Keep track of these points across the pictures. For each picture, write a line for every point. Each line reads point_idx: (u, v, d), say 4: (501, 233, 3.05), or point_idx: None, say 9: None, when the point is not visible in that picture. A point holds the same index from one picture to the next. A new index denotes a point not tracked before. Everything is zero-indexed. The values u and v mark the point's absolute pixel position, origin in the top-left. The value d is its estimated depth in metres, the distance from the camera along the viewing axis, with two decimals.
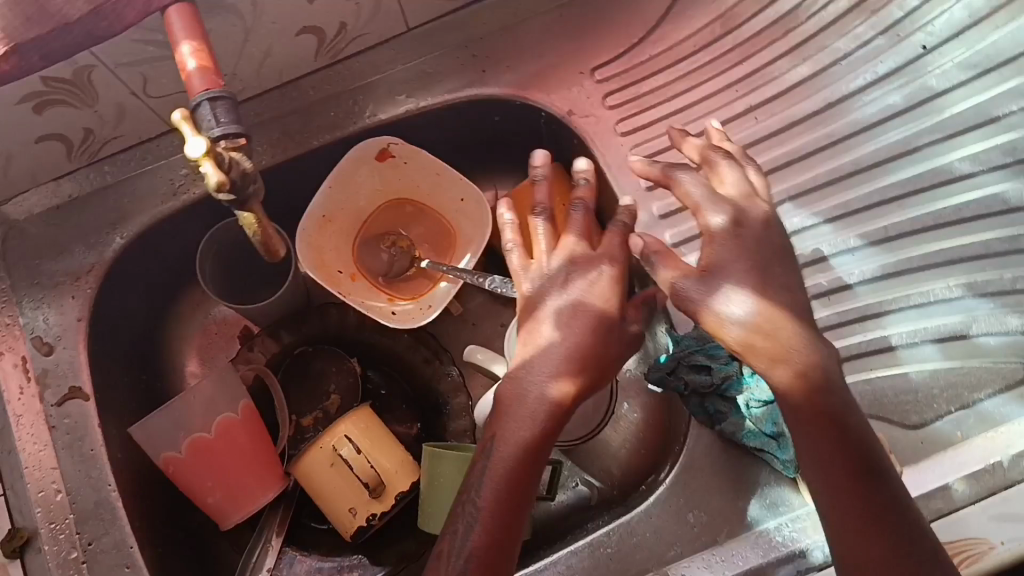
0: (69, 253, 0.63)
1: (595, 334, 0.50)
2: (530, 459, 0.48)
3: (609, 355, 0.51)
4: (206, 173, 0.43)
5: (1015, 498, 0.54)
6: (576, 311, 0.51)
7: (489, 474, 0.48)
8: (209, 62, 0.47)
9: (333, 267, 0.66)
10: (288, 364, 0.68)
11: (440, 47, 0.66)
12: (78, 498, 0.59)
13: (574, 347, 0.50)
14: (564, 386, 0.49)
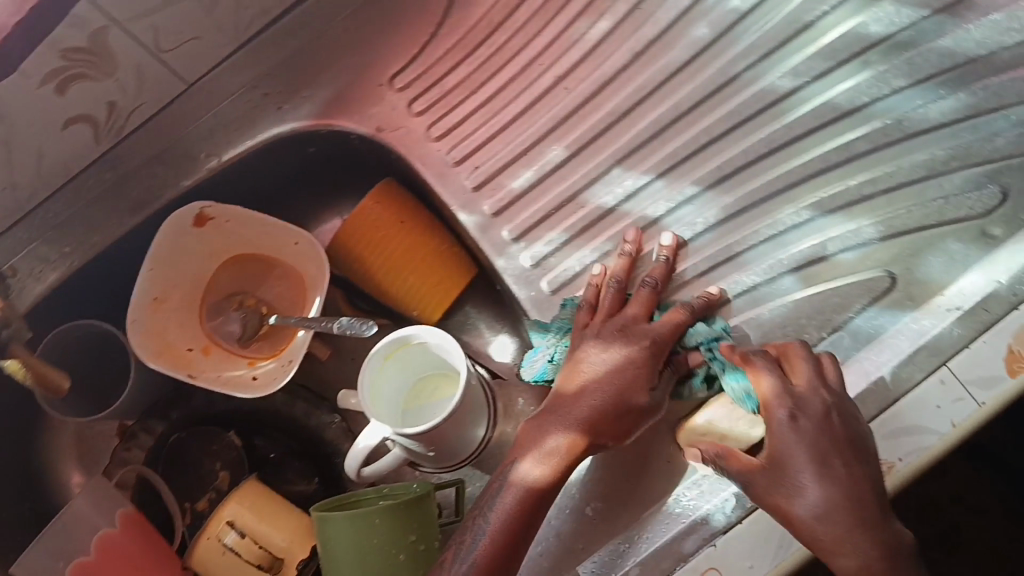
0: None
1: (629, 387, 0.53)
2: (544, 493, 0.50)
3: (636, 413, 0.52)
4: None
5: (903, 411, 0.48)
6: (616, 367, 0.53)
7: (498, 506, 0.50)
8: None
9: (181, 346, 0.64)
10: (168, 449, 0.66)
11: (229, 95, 0.63)
12: None
13: (598, 399, 0.52)
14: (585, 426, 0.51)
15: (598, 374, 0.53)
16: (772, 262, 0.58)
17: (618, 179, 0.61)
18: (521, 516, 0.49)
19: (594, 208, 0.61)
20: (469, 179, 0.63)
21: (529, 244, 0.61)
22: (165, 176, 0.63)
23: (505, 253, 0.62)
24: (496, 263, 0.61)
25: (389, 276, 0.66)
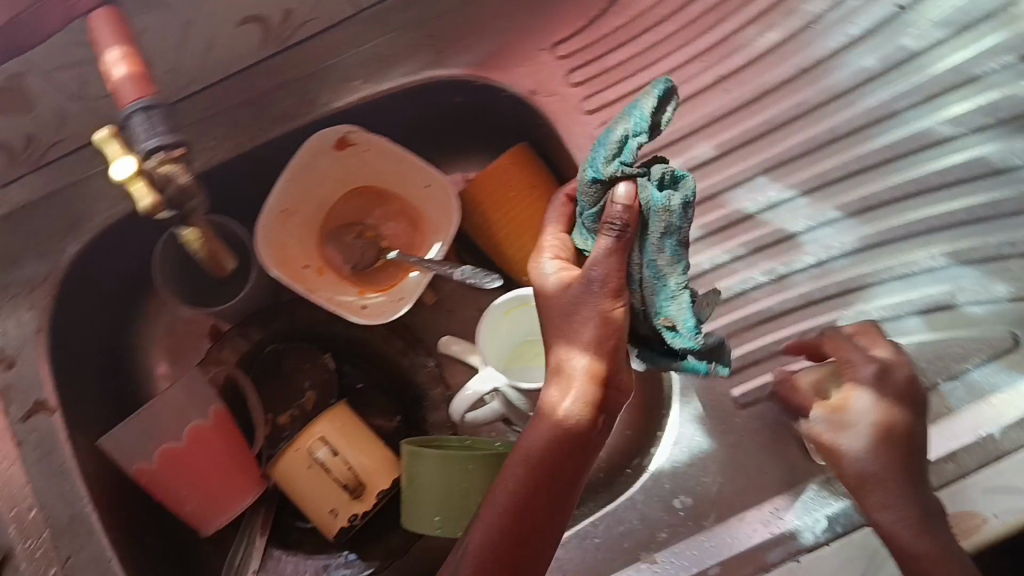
0: (21, 261, 0.61)
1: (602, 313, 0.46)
2: (548, 466, 0.46)
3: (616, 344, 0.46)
4: (138, 197, 0.45)
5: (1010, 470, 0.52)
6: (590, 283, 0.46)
7: (504, 484, 0.47)
8: (140, 64, 0.45)
9: (297, 263, 0.65)
10: (261, 358, 0.67)
11: (393, 28, 0.63)
12: (52, 514, 0.58)
13: (591, 381, 0.47)
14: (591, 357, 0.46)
15: (558, 309, 0.47)
16: (903, 300, 0.58)
17: (762, 188, 0.61)
18: (523, 515, 0.46)
19: (734, 210, 0.61)
20: None
21: None
22: (313, 94, 0.63)
23: None
24: None
25: (508, 238, 0.66)
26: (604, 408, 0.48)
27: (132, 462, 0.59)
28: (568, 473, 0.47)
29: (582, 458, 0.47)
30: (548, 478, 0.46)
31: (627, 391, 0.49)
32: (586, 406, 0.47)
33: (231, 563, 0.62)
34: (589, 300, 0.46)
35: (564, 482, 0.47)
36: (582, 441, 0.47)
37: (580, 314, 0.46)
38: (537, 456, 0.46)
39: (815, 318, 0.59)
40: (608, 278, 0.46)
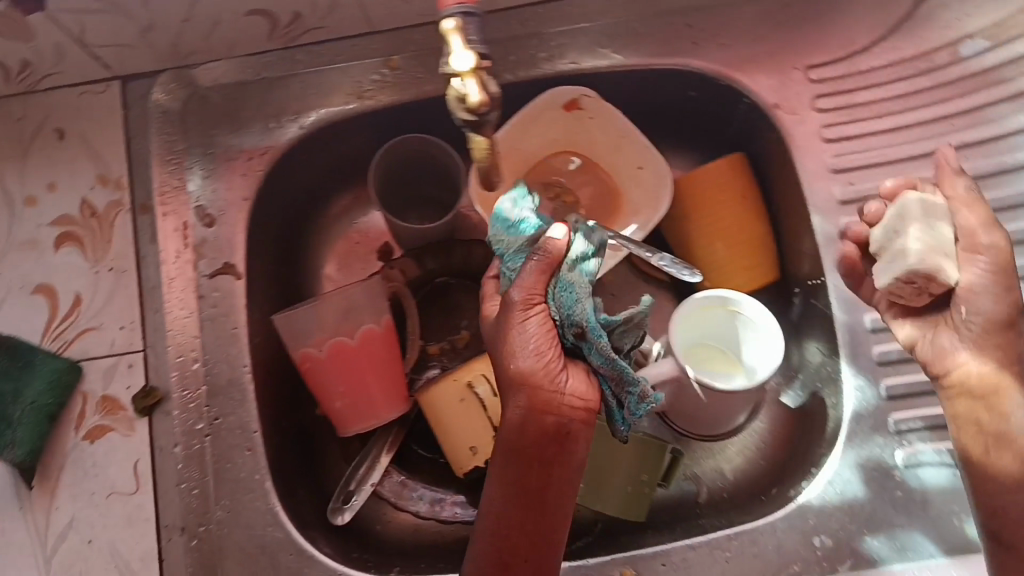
0: (246, 129, 0.63)
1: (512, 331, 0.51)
2: (520, 465, 0.52)
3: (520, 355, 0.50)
4: (468, 91, 0.40)
5: None
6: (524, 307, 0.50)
7: (492, 479, 0.53)
8: None
9: (495, 205, 0.65)
10: (428, 288, 0.70)
11: (655, 8, 0.63)
12: (214, 372, 0.59)
13: (522, 387, 0.51)
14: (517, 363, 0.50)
15: (516, 329, 0.51)
16: None
17: None
18: (523, 494, 0.53)
19: None
20: (838, 191, 0.62)
21: None
22: (562, 48, 0.63)
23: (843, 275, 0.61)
24: (829, 277, 0.61)
25: (701, 240, 0.66)
26: (554, 412, 0.51)
27: (298, 345, 0.61)
28: (554, 465, 0.53)
29: (544, 458, 0.52)
30: (539, 465, 0.52)
31: (589, 401, 0.52)
32: (545, 411, 0.51)
33: (355, 472, 0.65)
34: (513, 316, 0.51)
35: (551, 471, 0.53)
36: (561, 438, 0.52)
37: (526, 328, 0.51)
38: (528, 447, 0.52)
39: None
40: (537, 308, 0.51)
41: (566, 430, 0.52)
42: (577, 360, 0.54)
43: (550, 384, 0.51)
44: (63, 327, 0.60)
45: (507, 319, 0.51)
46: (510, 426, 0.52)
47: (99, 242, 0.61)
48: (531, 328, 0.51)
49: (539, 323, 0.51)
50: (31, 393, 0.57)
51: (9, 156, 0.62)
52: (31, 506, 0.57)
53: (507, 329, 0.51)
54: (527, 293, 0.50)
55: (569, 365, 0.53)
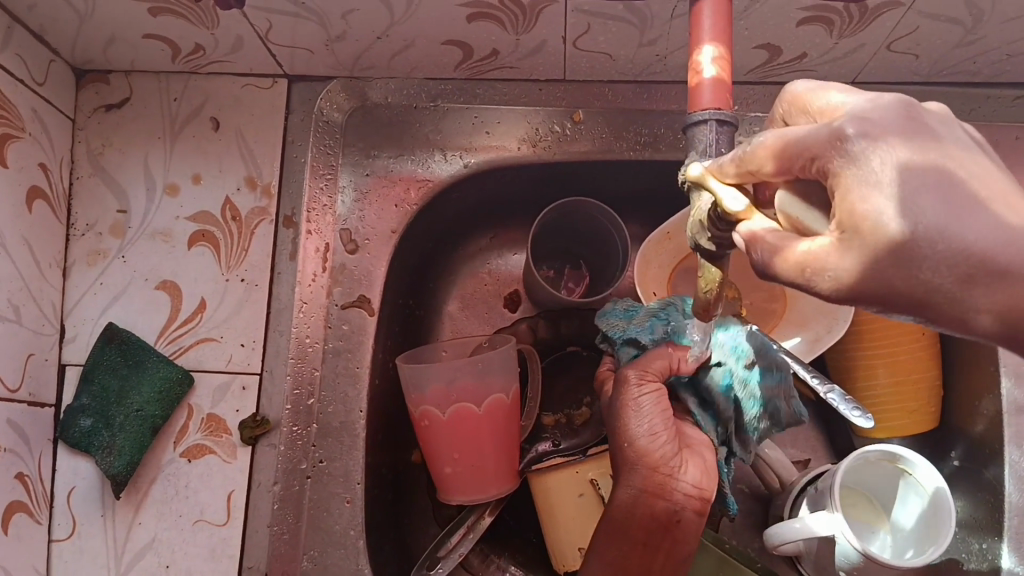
0: (409, 155, 0.58)
1: (625, 408, 0.48)
2: (629, 548, 0.48)
3: (636, 435, 0.47)
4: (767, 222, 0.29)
5: None
6: (638, 384, 0.48)
7: (597, 559, 0.49)
8: (728, 75, 0.38)
9: (649, 287, 0.60)
10: (556, 355, 0.65)
11: None
12: (328, 410, 0.55)
13: (632, 467, 0.47)
14: (639, 443, 0.47)
15: (637, 409, 0.48)
16: None
17: None
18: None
19: None
20: None
21: None
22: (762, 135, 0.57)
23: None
24: (1008, 450, 0.54)
25: (864, 366, 0.60)
26: (665, 497, 0.47)
27: (419, 399, 0.56)
28: (657, 555, 0.48)
29: (662, 544, 0.47)
30: (641, 554, 0.48)
31: (707, 491, 0.47)
32: (653, 497, 0.47)
33: (447, 538, 0.59)
34: (628, 391, 0.48)
35: (654, 561, 0.48)
36: (670, 527, 0.47)
37: (641, 403, 0.48)
38: (629, 533, 0.47)
39: None
40: (654, 385, 0.48)
41: (677, 520, 0.47)
42: (699, 447, 0.49)
43: (666, 469, 0.47)
44: (181, 331, 0.56)
45: (620, 394, 0.48)
46: (615, 507, 0.48)
47: (235, 248, 0.57)
48: (646, 405, 0.47)
49: (658, 402, 0.48)
50: (139, 398, 0.54)
51: (158, 136, 0.58)
52: (115, 516, 0.54)
53: (620, 403, 0.48)
54: (641, 368, 0.48)
55: (689, 450, 0.48)
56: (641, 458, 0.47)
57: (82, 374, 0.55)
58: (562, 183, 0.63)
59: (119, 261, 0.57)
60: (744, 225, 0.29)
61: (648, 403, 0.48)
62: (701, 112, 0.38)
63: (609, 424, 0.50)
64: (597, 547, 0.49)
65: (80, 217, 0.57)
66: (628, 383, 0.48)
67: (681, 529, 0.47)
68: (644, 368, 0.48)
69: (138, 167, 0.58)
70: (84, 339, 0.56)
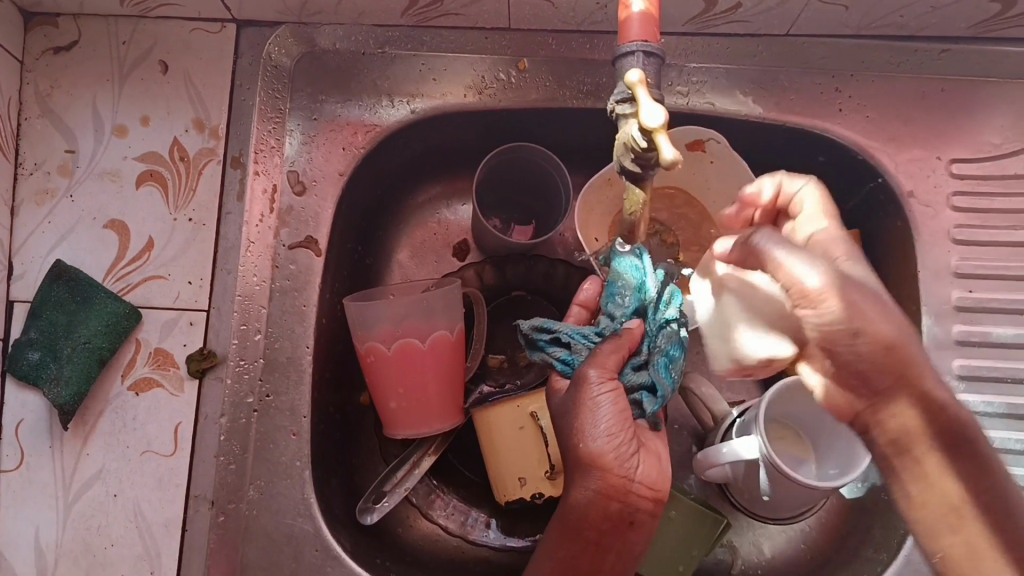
0: (356, 101, 0.60)
1: (583, 410, 0.48)
2: (579, 547, 0.50)
3: (594, 437, 0.48)
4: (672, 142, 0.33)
5: None
6: (600, 386, 0.48)
7: (545, 551, 0.51)
8: (654, 11, 0.41)
9: (591, 231, 0.62)
10: (502, 300, 0.68)
11: (803, 65, 0.60)
12: (274, 345, 0.57)
13: (589, 469, 0.49)
14: (598, 446, 0.48)
15: (597, 408, 0.48)
16: None
17: None
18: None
19: None
20: (956, 295, 0.57)
21: (970, 391, 0.56)
22: (702, 84, 0.60)
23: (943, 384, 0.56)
24: None
25: None
26: (618, 497, 0.49)
27: (366, 335, 0.58)
28: (609, 550, 0.51)
29: (610, 543, 0.50)
30: (593, 551, 0.50)
31: (659, 492, 0.50)
32: (608, 497, 0.49)
33: (393, 472, 0.62)
34: (587, 391, 0.48)
35: (605, 558, 0.51)
36: (623, 524, 0.50)
37: (601, 406, 0.48)
38: (586, 529, 0.50)
39: None
40: (614, 386, 0.48)
41: (629, 518, 0.50)
42: (653, 443, 0.51)
43: (620, 470, 0.49)
44: (129, 269, 0.57)
45: (580, 392, 0.48)
46: (573, 508, 0.50)
47: (183, 189, 0.58)
48: (605, 407, 0.48)
49: (617, 407, 0.48)
50: (87, 332, 0.55)
51: (107, 80, 0.59)
52: (63, 447, 0.55)
53: (583, 404, 0.48)
54: (602, 367, 0.48)
55: (643, 448, 0.50)
56: (595, 461, 0.48)
57: (30, 311, 0.55)
58: (509, 131, 0.65)
59: (67, 201, 0.58)
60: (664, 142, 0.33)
61: (606, 405, 0.48)
62: (628, 44, 0.41)
63: (564, 423, 0.50)
64: (546, 540, 0.51)
65: (29, 157, 0.58)
66: (590, 384, 0.48)
67: (633, 528, 0.50)
68: (609, 371, 0.48)
69: (87, 110, 0.59)
70: (32, 277, 0.57)
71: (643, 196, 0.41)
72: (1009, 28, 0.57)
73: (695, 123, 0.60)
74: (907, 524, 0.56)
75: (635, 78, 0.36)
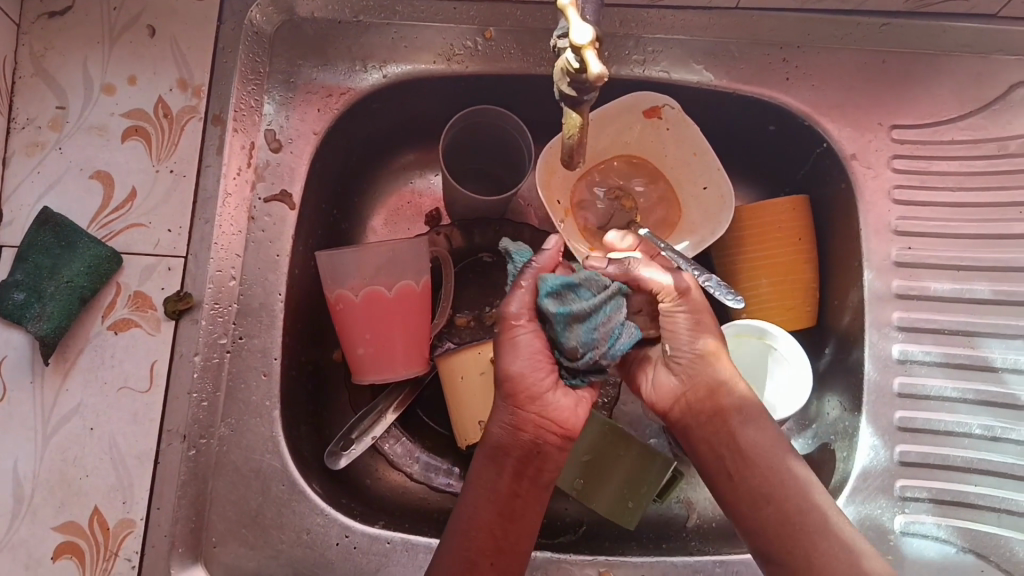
0: (332, 66, 0.64)
1: (507, 345, 0.52)
2: (501, 478, 0.51)
3: (514, 368, 0.51)
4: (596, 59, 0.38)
5: None
6: (521, 321, 0.52)
7: (471, 486, 0.52)
8: None
9: (554, 194, 0.65)
10: (468, 261, 0.70)
11: (755, 37, 0.63)
12: (247, 291, 0.60)
13: (508, 399, 0.52)
14: (519, 377, 0.51)
15: (518, 342, 0.52)
16: None
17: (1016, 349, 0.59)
18: (493, 504, 0.51)
19: (978, 355, 0.59)
20: (895, 251, 0.61)
21: (909, 342, 0.60)
22: (657, 54, 0.63)
23: (883, 334, 0.60)
24: (868, 333, 0.60)
25: (749, 270, 0.65)
26: (531, 429, 0.52)
27: (336, 284, 0.61)
28: (526, 481, 0.52)
29: (528, 475, 0.52)
30: (510, 478, 0.51)
31: (569, 428, 0.52)
32: (523, 428, 0.52)
33: (360, 421, 0.64)
34: (511, 326, 0.52)
35: (523, 487, 0.52)
36: (534, 456, 0.52)
37: (522, 340, 0.51)
38: (506, 455, 0.51)
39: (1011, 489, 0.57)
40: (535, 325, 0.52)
41: (539, 450, 0.52)
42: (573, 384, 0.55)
43: (535, 400, 0.52)
44: (112, 217, 0.60)
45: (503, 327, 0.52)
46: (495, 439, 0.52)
47: (166, 143, 0.61)
48: (526, 338, 0.52)
49: (539, 343, 0.52)
50: (70, 273, 0.57)
51: (98, 42, 0.63)
52: (44, 382, 0.57)
53: (507, 340, 0.52)
54: (524, 305, 0.52)
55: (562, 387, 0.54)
56: (518, 392, 0.52)
57: (17, 254, 0.58)
58: (478, 101, 0.69)
59: (56, 152, 0.61)
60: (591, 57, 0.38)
61: (525, 338, 0.52)
62: None
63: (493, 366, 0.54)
64: (472, 476, 0.52)
65: (21, 112, 0.61)
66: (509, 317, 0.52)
67: (545, 462, 0.52)
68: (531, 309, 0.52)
69: (78, 69, 0.62)
70: (20, 222, 0.60)
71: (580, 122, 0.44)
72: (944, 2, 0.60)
73: (648, 90, 0.64)
74: (848, 467, 0.59)
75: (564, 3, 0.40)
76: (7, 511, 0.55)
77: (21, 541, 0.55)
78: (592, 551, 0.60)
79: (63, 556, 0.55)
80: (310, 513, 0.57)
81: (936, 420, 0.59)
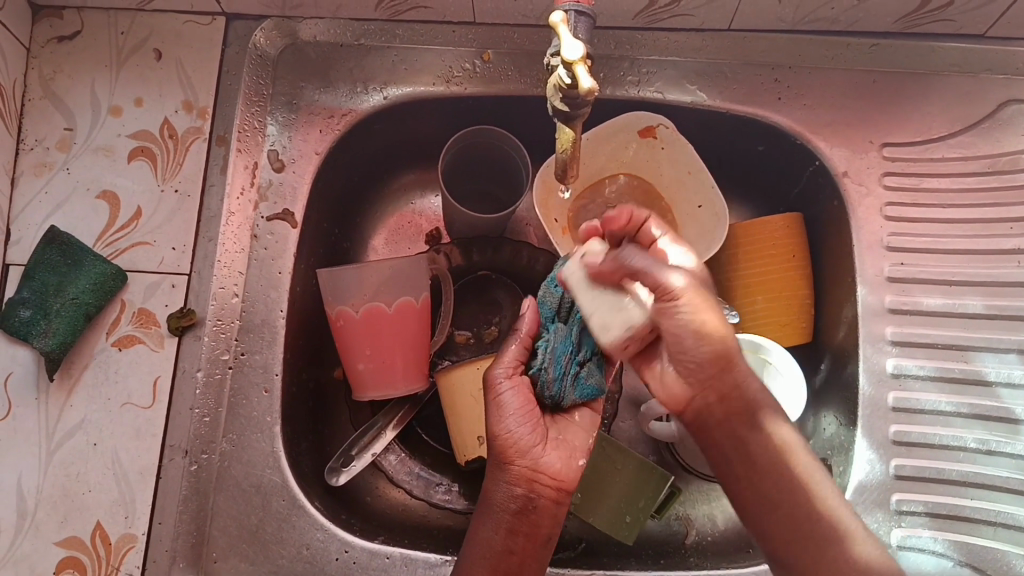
0: (334, 88, 0.65)
1: (498, 407, 0.53)
2: (495, 536, 0.50)
3: (504, 428, 0.52)
4: (585, 75, 0.40)
5: None
6: (507, 381, 0.53)
7: (464, 548, 0.51)
8: None
9: (552, 214, 0.66)
10: (468, 279, 0.71)
11: (747, 58, 0.64)
12: (250, 309, 0.61)
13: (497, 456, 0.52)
14: (508, 435, 0.52)
15: (505, 402, 0.53)
16: None
17: (1010, 362, 0.60)
18: (489, 560, 0.49)
19: (972, 368, 0.60)
20: (888, 267, 0.62)
21: (903, 356, 0.61)
22: (651, 75, 0.64)
23: (877, 348, 0.61)
24: (862, 348, 0.61)
25: (745, 288, 0.65)
26: (524, 483, 0.52)
27: (336, 300, 0.62)
28: (520, 536, 0.51)
29: (522, 532, 0.51)
30: (504, 534, 0.50)
31: (563, 480, 0.53)
32: (516, 483, 0.52)
33: (360, 438, 0.65)
34: (497, 385, 0.53)
35: (516, 541, 0.50)
36: (529, 512, 0.51)
37: (506, 398, 0.53)
38: (500, 513, 0.51)
39: (1011, 502, 0.57)
40: (516, 380, 0.53)
41: (533, 505, 0.51)
42: (566, 438, 0.54)
43: (522, 455, 0.52)
44: (118, 235, 0.61)
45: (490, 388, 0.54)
46: (490, 499, 0.52)
47: (171, 163, 0.63)
48: (511, 397, 0.53)
49: (521, 399, 0.53)
50: (75, 290, 0.58)
51: (106, 65, 0.64)
52: (49, 398, 0.58)
53: (491, 402, 0.53)
54: (508, 363, 0.54)
55: (556, 442, 0.54)
56: (506, 452, 0.52)
57: (24, 272, 0.59)
58: (477, 122, 0.70)
59: (64, 172, 0.62)
60: (582, 74, 0.40)
61: (511, 396, 0.53)
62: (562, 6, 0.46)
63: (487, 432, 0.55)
64: (467, 538, 0.52)
65: (30, 134, 0.62)
66: (494, 377, 0.53)
67: (541, 515, 0.51)
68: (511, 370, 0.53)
69: (86, 91, 0.64)
70: (28, 241, 0.61)
71: (573, 135, 0.46)
72: (931, 22, 0.62)
73: (642, 110, 0.65)
74: (846, 481, 0.59)
75: (556, 24, 0.42)
76: (10, 526, 0.56)
77: (24, 556, 0.55)
78: (591, 565, 0.60)
79: (65, 570, 0.55)
80: (309, 529, 0.57)
81: (931, 434, 0.59)
